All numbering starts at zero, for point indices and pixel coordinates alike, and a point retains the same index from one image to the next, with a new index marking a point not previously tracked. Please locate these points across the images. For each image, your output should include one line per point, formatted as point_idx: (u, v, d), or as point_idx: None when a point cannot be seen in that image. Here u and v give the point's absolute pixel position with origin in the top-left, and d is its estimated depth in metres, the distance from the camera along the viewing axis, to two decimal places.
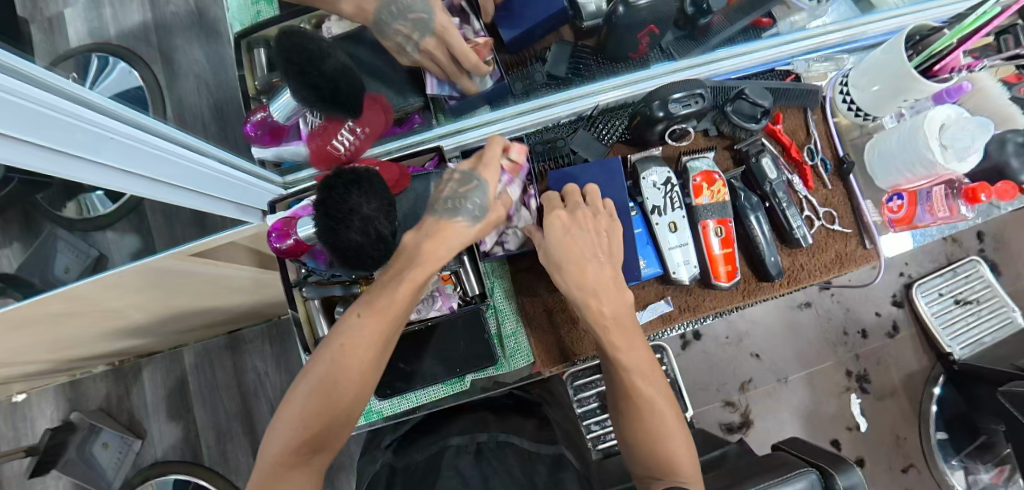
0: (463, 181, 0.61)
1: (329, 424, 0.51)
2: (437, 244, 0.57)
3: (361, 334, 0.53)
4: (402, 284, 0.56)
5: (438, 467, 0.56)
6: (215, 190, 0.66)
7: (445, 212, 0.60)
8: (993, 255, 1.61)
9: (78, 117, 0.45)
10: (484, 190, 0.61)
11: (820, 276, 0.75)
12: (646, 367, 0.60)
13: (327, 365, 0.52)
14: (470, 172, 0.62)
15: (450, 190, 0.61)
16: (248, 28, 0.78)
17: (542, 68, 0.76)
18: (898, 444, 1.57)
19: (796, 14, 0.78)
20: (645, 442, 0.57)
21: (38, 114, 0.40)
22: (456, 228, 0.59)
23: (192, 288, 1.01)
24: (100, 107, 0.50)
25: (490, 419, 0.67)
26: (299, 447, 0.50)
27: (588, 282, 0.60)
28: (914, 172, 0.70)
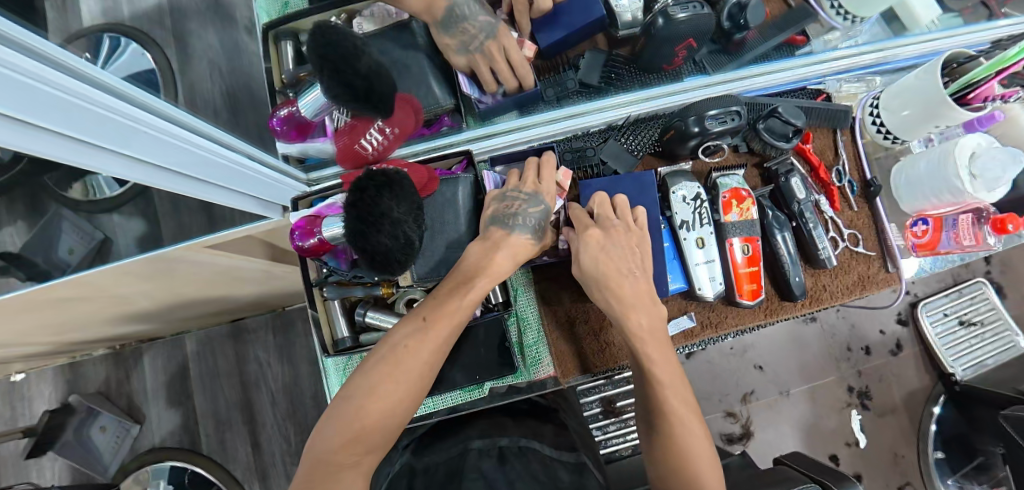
0: (531, 202, 0.65)
1: (383, 424, 0.50)
2: (502, 256, 0.60)
3: (425, 340, 0.55)
4: (463, 296, 0.58)
5: (460, 469, 0.56)
6: (239, 185, 0.65)
7: (508, 225, 0.63)
8: (999, 278, 1.61)
9: (115, 109, 0.44)
10: (547, 212, 0.65)
11: (842, 298, 0.74)
12: (677, 382, 0.58)
13: (387, 366, 0.52)
14: (534, 194, 0.66)
15: (517, 208, 0.64)
16: (276, 20, 0.75)
17: (575, 75, 0.75)
18: (896, 462, 1.58)
19: (830, 33, 0.78)
20: (672, 457, 0.54)
21: (73, 106, 0.39)
22: (513, 242, 0.62)
23: (203, 278, 1.00)
24: (138, 100, 0.49)
25: (507, 423, 0.67)
26: (350, 445, 0.49)
27: (626, 296, 0.61)
28: (940, 198, 0.71)
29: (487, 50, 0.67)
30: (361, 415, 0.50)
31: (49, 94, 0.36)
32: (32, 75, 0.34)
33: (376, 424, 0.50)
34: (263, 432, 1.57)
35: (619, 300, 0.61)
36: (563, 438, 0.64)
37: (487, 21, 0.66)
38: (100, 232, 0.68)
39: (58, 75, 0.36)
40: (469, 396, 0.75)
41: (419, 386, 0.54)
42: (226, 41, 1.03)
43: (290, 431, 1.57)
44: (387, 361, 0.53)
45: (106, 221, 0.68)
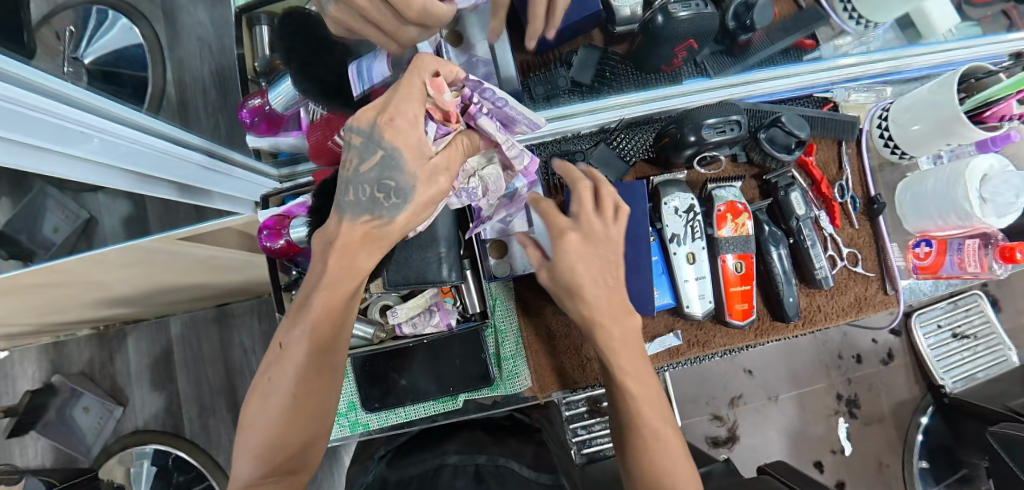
0: (365, 153, 0.41)
1: (299, 448, 0.48)
2: (348, 254, 0.42)
3: (285, 362, 0.47)
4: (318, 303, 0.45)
5: (434, 484, 0.53)
6: (200, 183, 0.62)
7: (353, 208, 0.41)
8: (996, 291, 1.59)
9: (59, 113, 0.41)
10: (393, 160, 0.41)
11: (837, 319, 0.71)
12: (649, 392, 0.55)
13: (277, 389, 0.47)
14: (370, 129, 0.41)
15: (350, 171, 0.42)
16: (249, 2, 0.70)
17: (567, 73, 0.70)
18: (880, 471, 1.57)
19: (841, 38, 0.74)
20: (648, 474, 0.51)
21: (17, 113, 0.36)
22: (354, 231, 0.41)
23: (179, 266, 0.97)
24: (78, 100, 0.46)
25: (488, 441, 0.64)
26: (273, 473, 0.47)
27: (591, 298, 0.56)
28: (946, 220, 0.67)
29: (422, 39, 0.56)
30: (280, 445, 0.47)
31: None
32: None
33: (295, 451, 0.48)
34: None
35: (586, 304, 0.56)
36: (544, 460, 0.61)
37: None
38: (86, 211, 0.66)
39: None
40: (443, 407, 0.71)
41: (297, 415, 0.47)
42: (216, 18, 0.98)
43: None
44: (258, 397, 0.48)
45: (94, 201, 0.66)
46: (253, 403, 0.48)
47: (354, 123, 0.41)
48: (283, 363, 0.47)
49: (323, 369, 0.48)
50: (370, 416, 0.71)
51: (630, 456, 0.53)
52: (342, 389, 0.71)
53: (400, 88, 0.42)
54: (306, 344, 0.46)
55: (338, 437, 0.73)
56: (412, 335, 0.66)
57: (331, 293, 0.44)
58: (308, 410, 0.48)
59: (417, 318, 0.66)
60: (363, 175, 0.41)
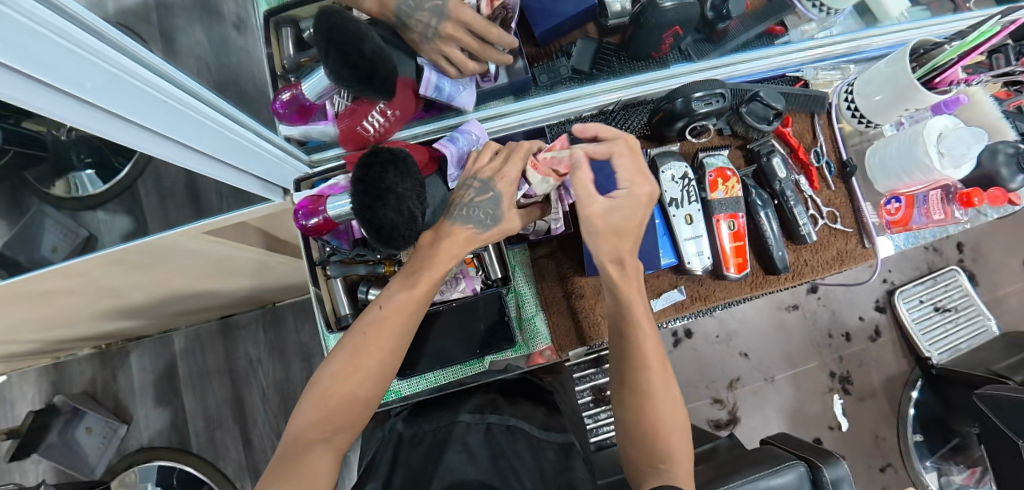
0: (481, 190, 0.64)
1: (345, 405, 0.57)
2: (450, 249, 0.63)
3: (382, 330, 0.59)
4: (420, 280, 0.62)
5: (446, 438, 0.60)
6: (246, 165, 0.66)
7: (459, 217, 0.64)
8: (971, 266, 1.69)
9: (127, 69, 0.43)
10: (497, 201, 0.63)
11: (823, 272, 0.79)
12: (657, 351, 0.63)
13: (355, 345, 0.59)
14: (489, 180, 0.64)
15: (467, 198, 0.64)
16: (276, 7, 0.79)
17: (568, 62, 0.79)
18: (877, 444, 1.63)
19: (806, 24, 0.84)
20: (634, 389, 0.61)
21: (83, 60, 0.39)
22: (459, 235, 0.63)
23: (198, 266, 1.01)
24: (159, 70, 0.49)
25: (501, 402, 0.68)
26: (321, 424, 0.56)
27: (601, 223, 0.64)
28: (912, 178, 0.75)
29: (444, 31, 0.67)
30: (331, 394, 0.57)
31: (56, 46, 0.36)
32: (37, 19, 0.33)
33: (348, 403, 0.57)
34: (254, 429, 1.56)
35: (602, 240, 0.64)
36: (554, 417, 0.65)
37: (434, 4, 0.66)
38: (85, 230, 0.70)
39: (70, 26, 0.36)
40: (471, 369, 0.77)
41: (354, 366, 0.58)
42: None
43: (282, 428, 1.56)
44: (342, 360, 0.58)
45: (90, 220, 0.72)
46: (338, 361, 0.58)
47: (481, 173, 0.65)
48: (383, 326, 0.60)
49: (392, 336, 0.60)
50: (401, 383, 0.78)
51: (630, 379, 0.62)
52: None
53: (514, 154, 0.65)
54: (393, 308, 0.61)
55: None
56: (440, 299, 0.71)
57: (432, 271, 0.62)
58: (363, 365, 0.58)
59: (444, 285, 0.70)
60: (475, 202, 0.63)
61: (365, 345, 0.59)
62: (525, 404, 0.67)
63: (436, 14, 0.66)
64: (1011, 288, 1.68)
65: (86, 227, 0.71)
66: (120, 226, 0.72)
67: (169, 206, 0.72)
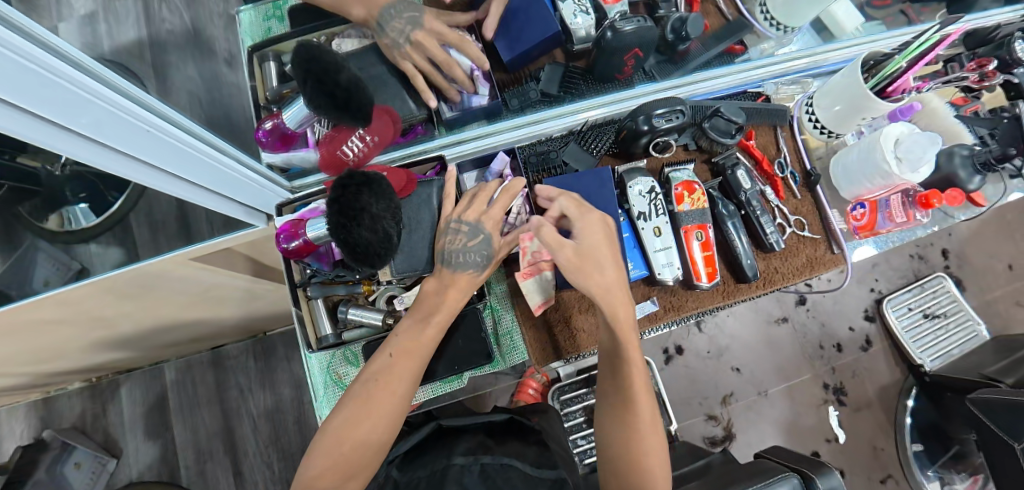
0: (471, 234, 0.68)
1: (356, 450, 0.60)
2: (453, 294, 0.69)
3: (396, 371, 0.64)
4: (430, 325, 0.67)
5: (443, 482, 0.68)
6: (233, 193, 0.69)
7: (457, 265, 0.69)
8: (957, 272, 1.70)
9: (99, 95, 0.45)
10: (488, 241, 0.69)
11: (794, 278, 0.80)
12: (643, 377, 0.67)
13: (365, 393, 0.62)
14: (476, 223, 0.69)
15: (460, 243, 0.68)
16: (261, 41, 0.81)
17: (537, 86, 0.80)
18: (875, 455, 1.61)
19: (765, 42, 0.87)
20: (621, 409, 0.66)
21: (57, 87, 0.40)
22: (460, 280, 0.69)
23: (184, 294, 1.02)
24: (147, 104, 0.53)
25: (490, 444, 0.76)
26: (334, 470, 0.59)
27: (585, 263, 0.67)
28: (873, 184, 0.77)
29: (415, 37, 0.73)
30: (343, 439, 0.60)
31: (34, 74, 0.38)
32: (20, 52, 0.37)
33: (359, 445, 0.60)
34: (245, 461, 1.54)
35: (592, 278, 0.67)
36: (543, 455, 0.74)
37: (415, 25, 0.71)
38: (77, 262, 0.71)
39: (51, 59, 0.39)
40: (450, 387, 0.77)
41: (367, 411, 0.61)
42: None
43: (272, 458, 1.55)
44: (359, 396, 0.62)
45: (83, 252, 0.72)
46: (354, 399, 0.62)
47: (466, 217, 0.69)
48: (392, 372, 0.64)
49: (399, 376, 0.64)
50: None
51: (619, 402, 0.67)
52: None
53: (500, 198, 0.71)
54: (403, 353, 0.65)
55: None
56: None
57: (440, 314, 0.68)
58: (379, 409, 0.61)
59: None
60: (468, 247, 0.68)
61: (378, 389, 0.62)
62: (514, 444, 0.77)
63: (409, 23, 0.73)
64: (999, 293, 1.69)
65: (78, 260, 0.72)
66: (111, 260, 0.73)
67: (163, 237, 0.74)
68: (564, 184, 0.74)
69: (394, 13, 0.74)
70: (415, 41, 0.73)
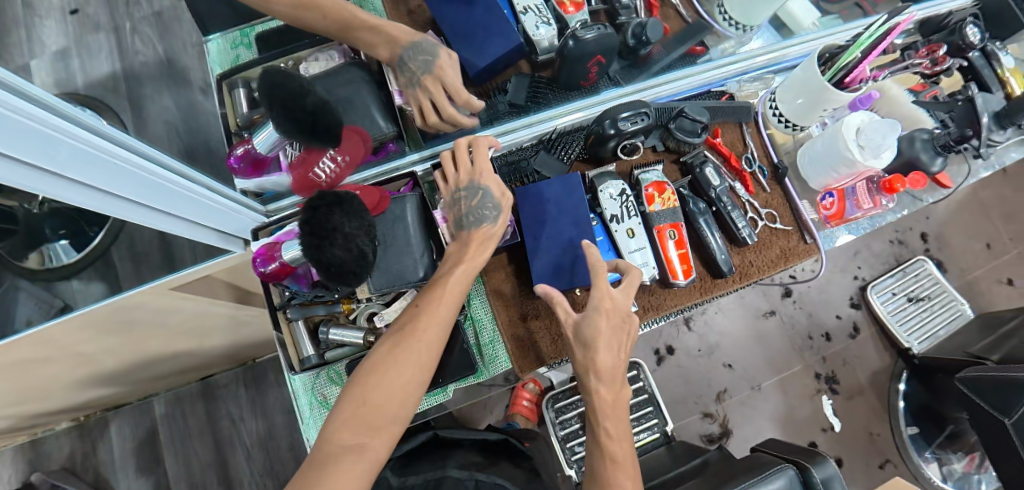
0: (470, 194, 0.70)
1: (385, 397, 0.59)
2: (477, 248, 0.69)
3: (425, 320, 0.64)
4: (454, 276, 0.67)
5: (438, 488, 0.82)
6: (209, 221, 0.69)
7: (470, 224, 0.70)
8: (938, 254, 1.72)
9: (69, 133, 0.45)
10: (489, 195, 0.70)
11: (769, 271, 0.81)
12: (630, 466, 0.67)
13: (394, 341, 0.63)
14: (471, 184, 0.71)
15: (472, 202, 0.70)
16: (230, 69, 0.81)
17: (504, 98, 0.82)
18: (872, 441, 1.63)
19: (726, 42, 0.89)
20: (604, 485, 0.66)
21: (27, 127, 0.41)
22: (475, 236, 0.70)
23: (165, 325, 1.01)
24: (115, 140, 0.53)
25: (484, 464, 0.90)
26: (359, 423, 0.57)
27: (592, 337, 0.68)
28: (839, 173, 0.79)
29: (422, 81, 0.73)
30: (369, 389, 0.59)
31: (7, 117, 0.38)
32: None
33: (386, 394, 0.59)
34: None
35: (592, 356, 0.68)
36: (531, 481, 0.86)
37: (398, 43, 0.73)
38: (59, 299, 0.72)
39: (21, 101, 0.40)
40: (436, 400, 0.78)
41: (393, 356, 0.61)
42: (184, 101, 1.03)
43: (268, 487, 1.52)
44: (388, 345, 0.63)
45: (65, 289, 0.74)
46: (382, 349, 0.63)
47: (460, 182, 0.71)
48: (420, 320, 0.64)
49: (425, 325, 0.64)
50: None
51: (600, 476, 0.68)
52: None
53: (481, 164, 0.71)
54: (430, 303, 0.66)
55: None
56: None
57: (468, 266, 0.68)
58: (403, 355, 0.62)
59: None
60: (476, 205, 0.70)
61: (406, 335, 0.63)
62: (505, 467, 0.89)
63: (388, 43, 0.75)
64: (981, 272, 1.71)
65: (61, 297, 0.73)
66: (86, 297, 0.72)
67: (145, 268, 0.74)
68: (535, 192, 0.74)
69: (411, 54, 0.74)
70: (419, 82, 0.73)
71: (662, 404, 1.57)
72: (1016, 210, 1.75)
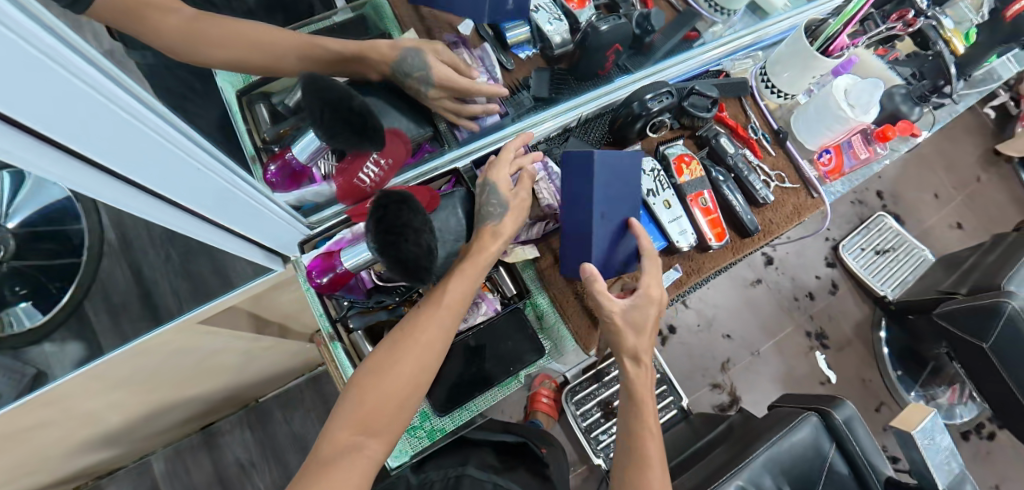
0: (482, 188, 0.71)
1: (378, 404, 0.61)
2: (483, 247, 0.68)
3: (423, 324, 0.65)
4: (458, 279, 0.67)
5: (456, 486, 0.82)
6: (255, 232, 0.70)
7: (484, 218, 0.70)
8: (895, 208, 1.90)
9: (174, 142, 0.47)
10: (495, 189, 0.71)
11: (786, 226, 0.88)
12: (655, 435, 0.75)
13: (394, 344, 0.64)
14: (487, 182, 0.72)
15: (486, 198, 0.71)
16: (248, 85, 0.81)
17: (528, 93, 0.85)
18: (866, 387, 1.75)
19: (714, 26, 0.97)
20: (633, 446, 0.74)
21: (142, 134, 0.42)
22: (483, 232, 0.69)
23: (185, 366, 0.97)
24: (210, 148, 0.54)
25: (501, 469, 0.89)
26: (355, 427, 0.61)
27: (630, 315, 0.73)
28: (834, 130, 0.87)
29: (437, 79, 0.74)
30: (365, 395, 0.62)
31: (127, 124, 0.40)
32: (121, 107, 0.39)
33: (381, 400, 0.62)
34: None
35: (635, 336, 0.73)
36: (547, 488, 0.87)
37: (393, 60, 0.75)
38: (31, 367, 0.71)
39: (145, 111, 0.41)
40: (508, 389, 0.79)
41: (389, 360, 0.63)
42: None
43: None
44: (387, 348, 0.64)
45: (35, 354, 0.71)
46: (383, 349, 0.65)
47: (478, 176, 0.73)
48: (421, 324, 0.65)
49: (424, 329, 0.65)
50: (444, 419, 0.77)
51: (633, 439, 0.74)
52: None
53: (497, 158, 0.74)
54: (433, 307, 0.66)
55: (415, 452, 0.78)
56: (466, 327, 0.75)
57: (473, 266, 0.67)
58: (401, 360, 0.63)
59: (467, 312, 0.75)
60: (487, 199, 0.70)
61: (406, 340, 0.64)
62: (523, 474, 0.90)
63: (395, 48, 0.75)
64: (934, 220, 1.89)
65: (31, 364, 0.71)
66: None
67: (126, 320, 0.76)
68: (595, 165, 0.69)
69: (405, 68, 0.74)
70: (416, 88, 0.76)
71: (675, 382, 1.62)
72: (954, 161, 1.96)
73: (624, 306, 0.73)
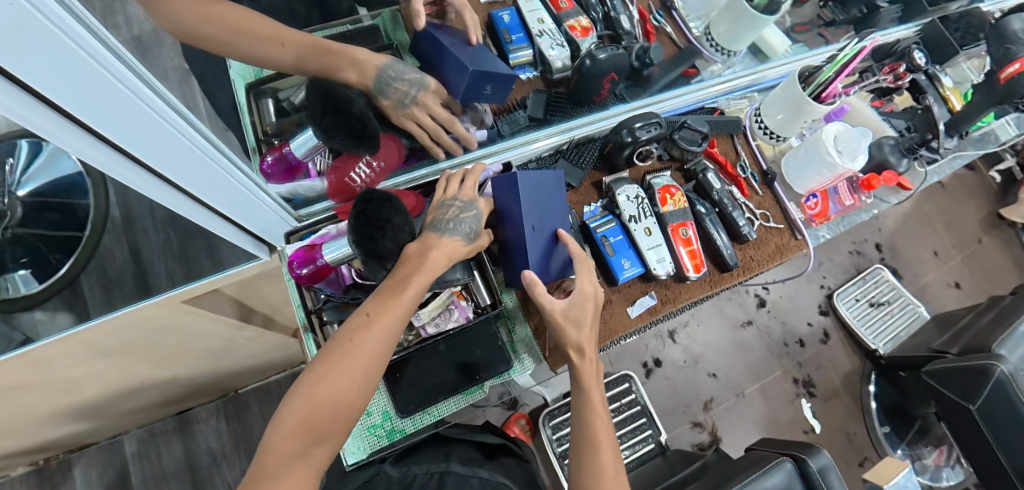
0: (464, 208, 0.70)
1: (330, 414, 0.59)
2: (437, 257, 0.66)
3: (375, 330, 0.62)
4: (408, 287, 0.63)
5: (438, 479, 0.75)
6: (241, 216, 0.72)
7: (444, 229, 0.68)
8: (892, 262, 1.89)
9: (161, 112, 0.49)
10: (478, 217, 0.71)
11: (767, 265, 0.89)
12: (609, 443, 0.72)
13: (340, 352, 0.60)
14: (471, 201, 0.71)
15: (450, 214, 0.69)
16: (259, 80, 0.82)
17: (524, 112, 0.88)
18: (851, 440, 1.72)
19: (713, 65, 1.00)
20: (588, 447, 0.71)
21: (126, 100, 0.45)
22: (449, 245, 0.68)
23: (166, 347, 0.98)
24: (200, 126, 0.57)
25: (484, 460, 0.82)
26: (302, 437, 0.57)
27: (571, 315, 0.71)
28: (823, 176, 0.89)
29: (422, 100, 0.76)
30: (314, 401, 0.58)
31: (109, 85, 0.42)
32: (104, 70, 0.41)
33: (331, 410, 0.59)
34: None
35: (579, 332, 0.71)
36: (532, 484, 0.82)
37: (415, 78, 0.76)
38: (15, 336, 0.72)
39: (131, 77, 0.44)
40: (472, 397, 0.79)
41: (338, 366, 0.59)
42: None
43: None
44: (337, 350, 0.60)
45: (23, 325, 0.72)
46: (333, 354, 0.60)
47: (461, 194, 0.71)
48: (370, 329, 0.62)
49: (374, 333, 0.62)
50: (405, 421, 0.77)
51: (585, 441, 0.72)
52: (374, 400, 0.77)
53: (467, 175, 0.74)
54: (392, 314, 0.63)
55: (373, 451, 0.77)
56: (437, 332, 0.76)
57: (431, 272, 0.64)
58: (348, 366, 0.60)
59: (438, 317, 0.76)
60: (460, 217, 0.69)
61: (359, 344, 0.61)
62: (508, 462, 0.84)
63: (415, 85, 0.76)
64: (931, 276, 1.88)
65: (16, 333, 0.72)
66: None
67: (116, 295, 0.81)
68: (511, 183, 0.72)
69: (394, 74, 0.75)
70: (422, 104, 0.76)
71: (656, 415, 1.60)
72: (955, 221, 1.96)
73: (565, 305, 0.71)
